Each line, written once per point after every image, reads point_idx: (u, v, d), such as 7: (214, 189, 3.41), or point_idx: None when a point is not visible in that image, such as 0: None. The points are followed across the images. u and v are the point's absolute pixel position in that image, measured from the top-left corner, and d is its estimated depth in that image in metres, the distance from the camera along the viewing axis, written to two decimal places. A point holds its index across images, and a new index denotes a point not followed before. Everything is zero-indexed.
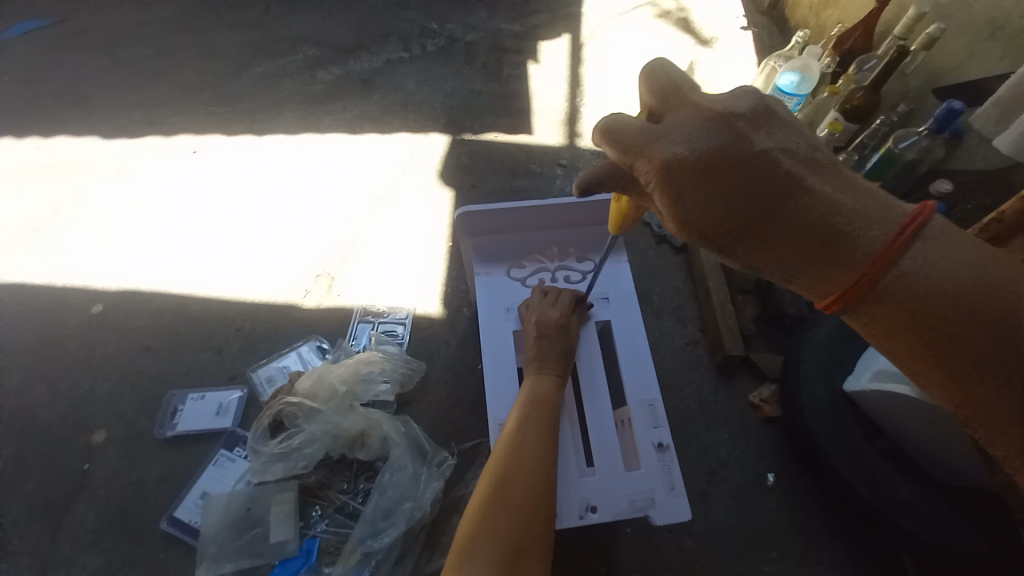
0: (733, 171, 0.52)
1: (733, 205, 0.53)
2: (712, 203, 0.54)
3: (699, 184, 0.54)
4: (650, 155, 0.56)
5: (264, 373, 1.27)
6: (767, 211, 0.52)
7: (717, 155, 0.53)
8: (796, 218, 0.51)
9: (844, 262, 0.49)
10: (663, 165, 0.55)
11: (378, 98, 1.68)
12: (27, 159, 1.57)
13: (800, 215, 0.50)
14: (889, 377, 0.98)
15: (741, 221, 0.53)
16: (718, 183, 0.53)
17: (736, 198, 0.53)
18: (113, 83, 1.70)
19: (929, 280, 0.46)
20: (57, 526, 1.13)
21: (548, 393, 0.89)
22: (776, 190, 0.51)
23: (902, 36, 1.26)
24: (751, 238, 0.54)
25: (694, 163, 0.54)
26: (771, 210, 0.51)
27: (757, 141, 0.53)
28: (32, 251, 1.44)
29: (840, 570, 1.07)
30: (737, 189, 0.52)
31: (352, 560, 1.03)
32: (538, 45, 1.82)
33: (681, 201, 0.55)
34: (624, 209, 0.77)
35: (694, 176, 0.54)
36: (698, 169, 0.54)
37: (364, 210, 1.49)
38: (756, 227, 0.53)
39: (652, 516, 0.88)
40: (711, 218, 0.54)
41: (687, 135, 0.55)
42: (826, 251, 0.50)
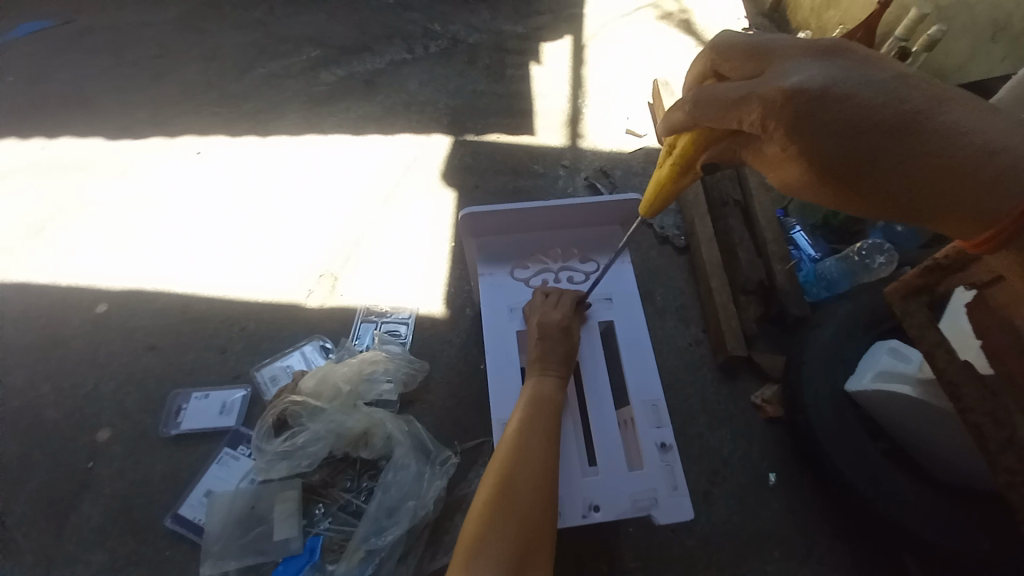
0: (874, 100, 0.52)
1: (878, 133, 0.52)
2: (852, 133, 0.52)
3: (838, 112, 0.52)
4: (775, 90, 0.56)
5: (268, 372, 1.28)
6: (917, 137, 0.51)
7: (853, 85, 0.53)
8: (945, 145, 0.51)
9: (1003, 187, 0.50)
10: (794, 97, 0.54)
11: (381, 99, 1.69)
12: (33, 159, 1.58)
13: (954, 141, 0.50)
14: (891, 377, 1.00)
15: (883, 150, 0.52)
16: (858, 111, 0.52)
17: (880, 125, 0.52)
18: (119, 84, 1.71)
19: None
20: (62, 524, 1.13)
21: (551, 393, 0.90)
22: (921, 116, 0.51)
23: (901, 37, 1.29)
24: (893, 169, 0.53)
25: (830, 92, 0.53)
26: (919, 137, 0.51)
27: (887, 73, 0.54)
28: (38, 250, 1.45)
29: (842, 569, 1.08)
30: (881, 117, 0.52)
31: (356, 558, 1.03)
32: (540, 46, 1.83)
33: (815, 132, 0.54)
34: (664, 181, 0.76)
35: (827, 106, 0.53)
36: (835, 98, 0.53)
37: (366, 211, 1.50)
38: (903, 156, 0.52)
39: (655, 516, 0.88)
40: (847, 149, 0.53)
41: (813, 70, 0.55)
42: (981, 177, 0.50)
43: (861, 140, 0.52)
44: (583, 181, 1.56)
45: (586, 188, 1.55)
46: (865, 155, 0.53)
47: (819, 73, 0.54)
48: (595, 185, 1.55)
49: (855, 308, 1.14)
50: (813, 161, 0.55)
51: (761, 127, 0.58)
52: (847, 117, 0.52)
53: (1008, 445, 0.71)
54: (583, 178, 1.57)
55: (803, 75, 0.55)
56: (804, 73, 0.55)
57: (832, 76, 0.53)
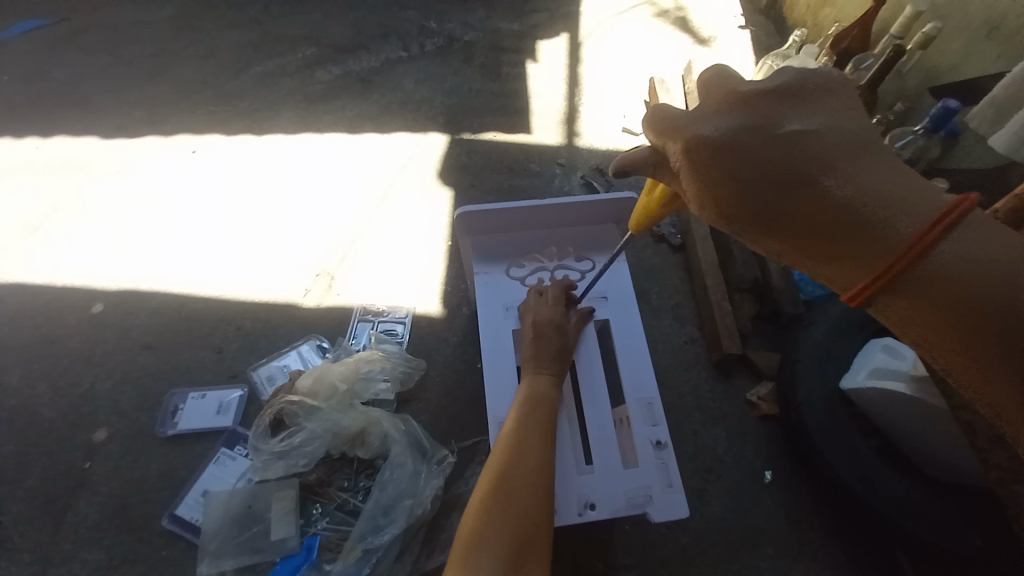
0: (761, 153, 0.52)
1: (757, 187, 0.52)
2: (735, 185, 0.54)
3: (723, 165, 0.54)
4: (679, 135, 0.57)
5: (264, 372, 1.28)
6: (799, 191, 0.51)
7: (748, 137, 0.53)
8: (817, 198, 0.50)
9: (879, 241, 0.47)
10: (690, 146, 0.56)
11: (377, 98, 1.68)
12: (27, 158, 1.57)
13: (830, 197, 0.49)
14: (884, 374, 1.01)
15: (765, 200, 0.53)
16: (746, 166, 0.53)
17: (761, 178, 0.52)
18: (112, 83, 1.70)
19: (976, 262, 0.43)
20: (57, 525, 1.13)
21: (548, 391, 0.90)
22: (805, 172, 0.51)
23: (897, 35, 1.27)
24: (773, 219, 0.53)
25: (720, 143, 0.54)
26: (798, 192, 0.51)
27: (789, 125, 0.53)
28: (31, 249, 1.44)
29: (834, 565, 1.09)
30: (764, 171, 0.52)
31: (353, 556, 1.03)
32: (537, 44, 1.83)
33: (702, 182, 0.56)
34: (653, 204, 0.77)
35: (712, 150, 0.55)
36: (724, 149, 0.54)
37: (362, 213, 1.49)
38: (779, 209, 0.52)
39: (650, 513, 0.89)
40: (733, 200, 0.54)
41: (721, 117, 0.56)
42: (855, 234, 0.48)
43: (747, 191, 0.53)
44: (579, 179, 1.56)
45: (582, 186, 1.55)
46: (744, 207, 0.54)
47: (720, 122, 0.55)
48: (591, 183, 1.55)
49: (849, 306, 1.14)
50: (704, 206, 0.57)
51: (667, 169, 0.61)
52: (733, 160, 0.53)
53: (997, 442, 0.68)
54: (579, 175, 1.57)
55: (707, 123, 0.56)
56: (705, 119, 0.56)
57: (731, 127, 0.54)
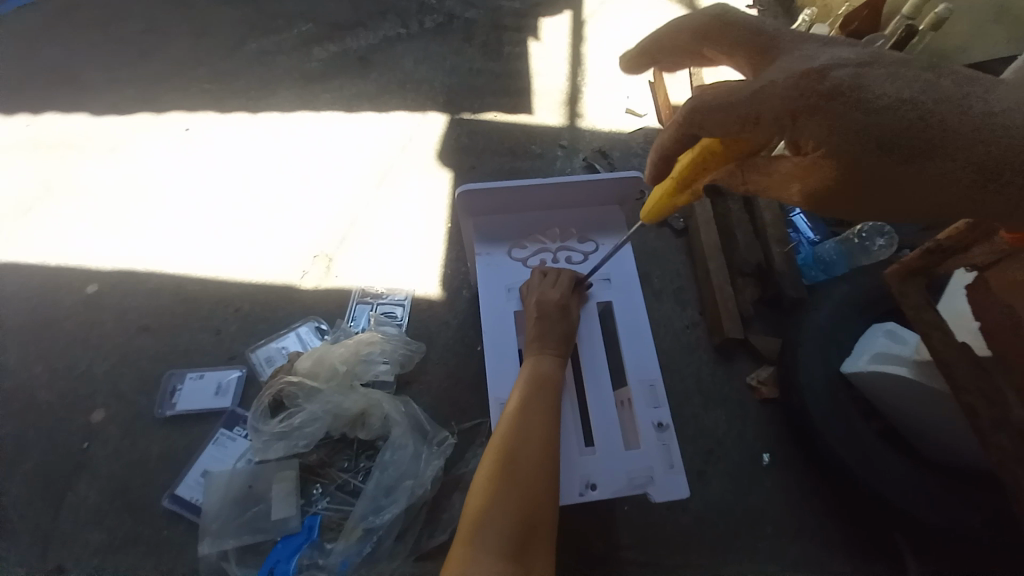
0: (900, 82, 0.52)
1: (907, 112, 0.52)
2: (882, 121, 0.52)
3: (858, 111, 0.52)
4: (801, 74, 0.55)
5: (263, 354, 1.27)
6: (947, 112, 0.52)
7: (877, 67, 0.54)
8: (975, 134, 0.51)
9: None
10: (825, 86, 0.53)
11: (376, 76, 1.64)
12: (19, 136, 1.53)
13: (975, 116, 0.52)
14: (886, 359, 1.01)
15: (916, 131, 0.52)
16: (893, 109, 0.52)
17: (910, 111, 0.52)
18: (104, 59, 1.65)
19: None
20: (59, 504, 1.13)
21: (551, 372, 0.90)
22: (944, 95, 0.52)
23: (909, 15, 1.25)
24: (922, 147, 0.52)
25: (861, 76, 0.53)
26: (945, 122, 0.52)
27: (902, 56, 0.55)
28: (26, 229, 1.42)
29: (831, 545, 1.10)
30: (916, 101, 0.52)
31: (355, 535, 1.04)
32: (539, 22, 1.78)
33: (840, 127, 0.53)
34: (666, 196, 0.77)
35: (857, 93, 0.52)
36: (872, 83, 0.52)
37: (361, 194, 1.47)
38: (923, 141, 0.52)
39: (651, 494, 0.89)
40: (883, 137, 0.52)
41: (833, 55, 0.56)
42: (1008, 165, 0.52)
43: (896, 125, 0.52)
44: (581, 162, 1.54)
45: (584, 169, 1.53)
46: (894, 143, 0.53)
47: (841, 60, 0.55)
48: (593, 166, 1.53)
49: (852, 290, 1.14)
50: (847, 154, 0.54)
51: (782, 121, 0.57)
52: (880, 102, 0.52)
53: (999, 425, 0.73)
54: (581, 158, 1.55)
55: (827, 62, 0.55)
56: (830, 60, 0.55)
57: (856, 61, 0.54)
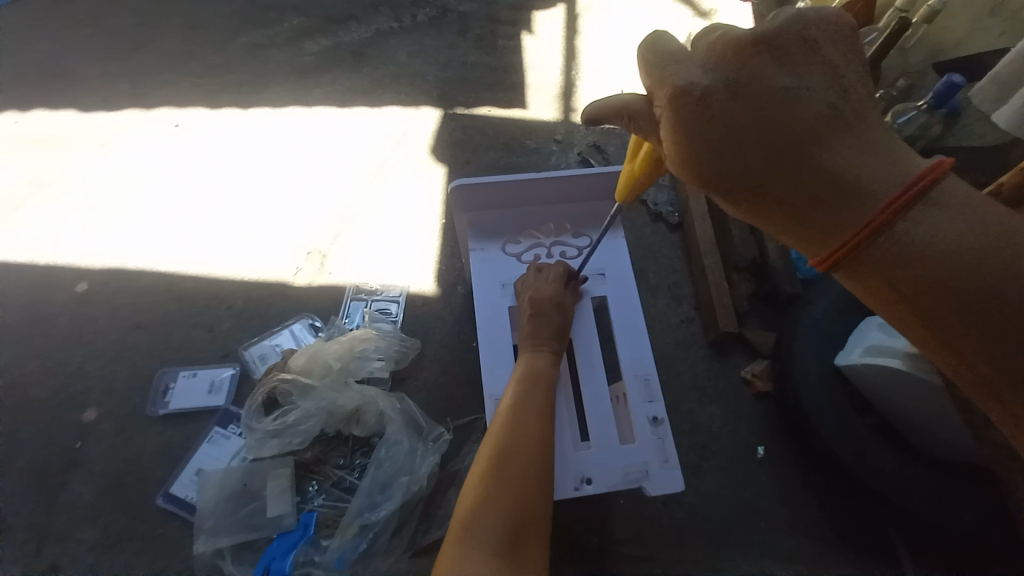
0: (758, 105, 0.48)
1: (744, 135, 0.48)
2: (730, 145, 0.49)
3: (702, 129, 0.50)
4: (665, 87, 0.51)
5: (256, 351, 1.26)
6: (797, 148, 0.47)
7: (734, 83, 0.49)
8: (810, 171, 0.46)
9: (864, 196, 0.44)
10: (675, 99, 0.50)
11: (369, 71, 1.63)
12: (7, 132, 1.51)
13: (814, 149, 0.46)
14: (877, 352, 1.01)
15: (763, 159, 0.48)
16: (727, 131, 0.49)
17: (743, 135, 0.48)
18: (92, 53, 1.62)
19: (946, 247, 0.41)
20: (52, 504, 1.12)
21: (545, 367, 0.90)
22: (797, 128, 0.47)
23: (903, 8, 1.24)
24: (757, 172, 0.48)
25: (731, 92, 0.49)
26: (782, 150, 0.47)
27: (789, 79, 0.48)
28: (14, 226, 1.40)
29: (825, 537, 1.11)
30: (761, 129, 0.48)
31: (350, 532, 1.04)
32: (534, 15, 1.76)
33: (691, 143, 0.50)
34: (636, 172, 0.74)
35: (704, 110, 0.49)
36: (727, 103, 0.49)
37: (355, 190, 1.46)
38: (755, 168, 0.49)
39: (646, 488, 0.89)
40: (725, 162, 0.49)
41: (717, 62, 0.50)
42: (840, 205, 0.45)
43: (740, 151, 0.49)
44: (576, 157, 1.53)
45: (579, 163, 1.53)
46: (738, 169, 0.49)
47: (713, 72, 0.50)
48: (588, 161, 1.53)
49: None
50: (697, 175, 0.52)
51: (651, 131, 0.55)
52: (726, 125, 0.49)
53: (993, 424, 0.74)
54: (576, 153, 1.54)
55: (692, 72, 0.51)
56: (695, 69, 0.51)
57: (727, 72, 0.49)
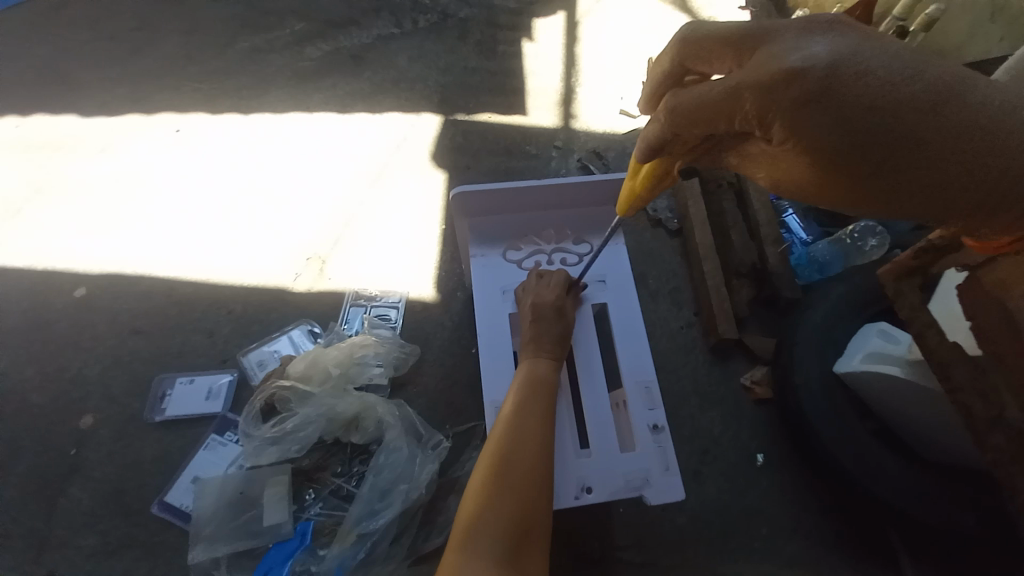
0: (893, 77, 0.48)
1: (889, 109, 0.48)
2: (873, 121, 0.49)
3: (840, 105, 0.49)
4: (773, 71, 0.51)
5: (255, 357, 1.26)
6: (939, 110, 0.48)
7: (862, 57, 0.49)
8: (958, 130, 0.48)
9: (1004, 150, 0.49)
10: (799, 82, 0.50)
11: (369, 75, 1.63)
12: (8, 136, 1.51)
13: (965, 108, 0.48)
14: (881, 359, 1.01)
15: (916, 128, 0.49)
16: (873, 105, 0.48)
17: (892, 107, 0.48)
18: (93, 58, 1.62)
19: None
20: (48, 511, 1.11)
21: (546, 374, 0.89)
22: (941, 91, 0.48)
23: (901, 16, 1.26)
24: (904, 143, 0.49)
25: (866, 72, 0.48)
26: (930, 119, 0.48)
27: (899, 46, 0.50)
28: (14, 231, 1.40)
29: (827, 543, 1.10)
30: (906, 97, 0.48)
31: (348, 541, 1.03)
32: (533, 22, 1.77)
33: (835, 125, 0.50)
34: (636, 188, 0.80)
35: (838, 87, 0.48)
36: (864, 75, 0.48)
37: (355, 194, 1.46)
38: (909, 133, 0.49)
39: (647, 496, 0.89)
40: (871, 137, 0.49)
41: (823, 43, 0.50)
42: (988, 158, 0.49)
43: (887, 122, 0.48)
44: (576, 162, 1.54)
45: (579, 169, 1.53)
46: (886, 143, 0.49)
47: (830, 46, 0.50)
48: (588, 167, 1.53)
49: (846, 289, 1.14)
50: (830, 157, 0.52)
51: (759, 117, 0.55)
52: (868, 98, 0.48)
53: (995, 423, 0.74)
54: (576, 158, 1.55)
55: (807, 50, 0.50)
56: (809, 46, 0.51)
57: (845, 51, 0.49)
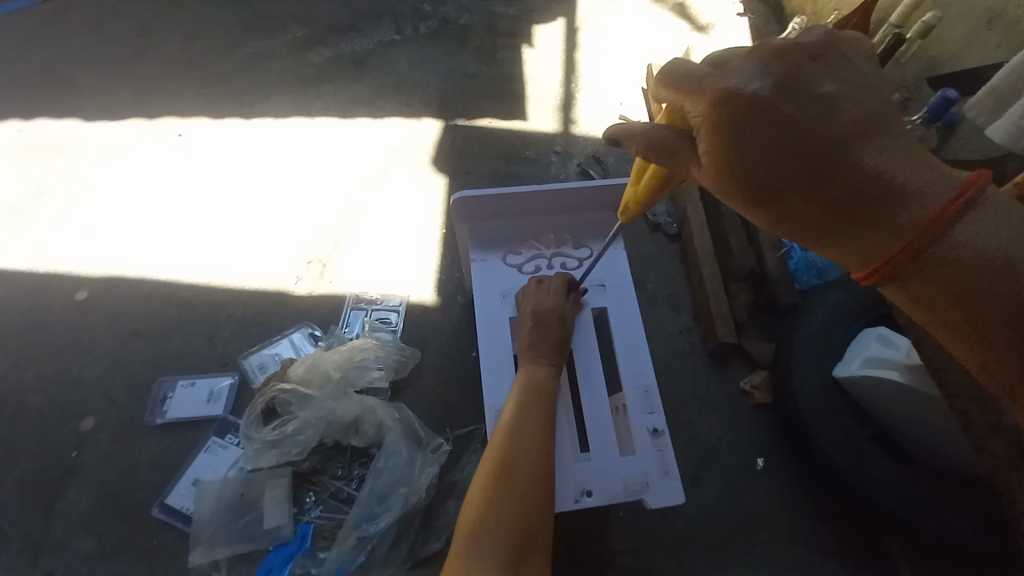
0: (804, 115, 0.49)
1: (799, 145, 0.49)
2: (774, 147, 0.50)
3: (751, 133, 0.50)
4: (713, 91, 0.52)
5: (256, 360, 1.26)
6: (839, 156, 0.49)
7: (787, 91, 0.50)
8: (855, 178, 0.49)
9: (892, 207, 0.49)
10: (725, 103, 0.51)
11: (370, 81, 1.64)
12: (10, 139, 1.52)
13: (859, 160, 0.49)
14: (879, 363, 1.02)
15: (809, 168, 0.49)
16: (781, 133, 0.49)
17: (800, 142, 0.49)
18: (97, 62, 1.64)
19: (976, 252, 0.46)
20: (46, 514, 1.11)
21: (546, 378, 0.90)
22: (845, 137, 0.49)
23: (898, 23, 1.27)
24: (811, 178, 0.50)
25: (788, 105, 0.49)
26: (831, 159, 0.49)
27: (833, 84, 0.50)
28: (13, 234, 1.40)
29: (826, 549, 1.10)
30: (809, 136, 0.49)
31: (348, 544, 1.03)
32: (533, 28, 1.79)
33: (745, 142, 0.50)
34: (642, 192, 0.74)
35: (756, 116, 0.50)
36: (779, 105, 0.49)
37: (355, 199, 1.46)
38: (810, 169, 0.49)
39: (646, 500, 0.89)
40: (767, 165, 0.50)
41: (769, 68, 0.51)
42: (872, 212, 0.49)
43: (786, 155, 0.50)
44: (575, 167, 1.55)
45: (578, 174, 1.54)
46: (780, 174, 0.50)
47: (766, 76, 0.51)
48: (587, 172, 1.54)
49: (844, 295, 1.15)
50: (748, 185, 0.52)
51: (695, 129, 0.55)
52: (777, 134, 0.49)
53: (993, 430, 0.73)
54: (575, 163, 1.56)
55: (741, 78, 0.51)
56: (745, 74, 0.52)
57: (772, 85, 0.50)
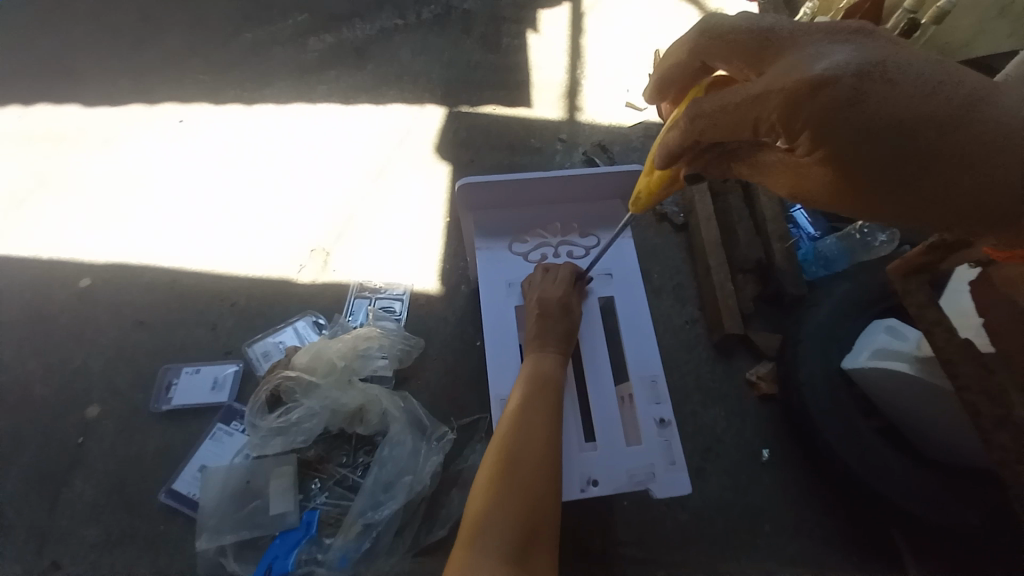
0: (902, 91, 0.52)
1: (901, 119, 0.52)
2: (876, 126, 0.52)
3: (851, 115, 0.53)
4: (802, 80, 0.54)
5: (260, 348, 1.26)
6: (941, 126, 0.52)
7: (879, 71, 0.52)
8: (956, 144, 0.52)
9: (991, 166, 0.52)
10: (820, 91, 0.53)
11: (373, 68, 1.62)
12: (9, 127, 1.50)
13: (962, 127, 0.52)
14: (887, 355, 1.01)
15: (911, 140, 0.52)
16: (878, 111, 0.52)
17: (903, 116, 0.52)
18: (96, 48, 1.61)
19: None
20: (54, 501, 1.12)
21: (552, 369, 0.89)
22: (943, 107, 0.52)
23: (911, 9, 1.22)
24: (910, 151, 0.53)
25: (883, 85, 0.52)
26: (933, 128, 0.52)
27: (916, 61, 0.53)
28: (16, 222, 1.40)
29: (829, 540, 1.11)
30: (911, 111, 0.52)
31: (354, 531, 1.04)
32: (538, 14, 1.75)
33: (841, 121, 0.53)
34: (654, 182, 0.78)
35: (854, 99, 0.52)
36: (872, 86, 0.52)
37: (358, 188, 1.45)
38: (908, 144, 0.53)
39: (652, 490, 0.89)
40: (868, 143, 0.54)
41: (844, 58, 0.54)
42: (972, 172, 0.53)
43: (889, 130, 0.52)
44: (581, 156, 1.53)
45: (584, 163, 1.52)
46: (881, 149, 0.54)
47: (850, 59, 0.53)
48: (593, 161, 1.52)
49: (852, 287, 1.14)
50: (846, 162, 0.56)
51: (783, 120, 0.57)
52: (878, 112, 0.52)
53: (1001, 422, 0.74)
54: (581, 152, 1.54)
55: (827, 65, 0.54)
56: (827, 62, 0.54)
57: (862, 67, 0.52)
